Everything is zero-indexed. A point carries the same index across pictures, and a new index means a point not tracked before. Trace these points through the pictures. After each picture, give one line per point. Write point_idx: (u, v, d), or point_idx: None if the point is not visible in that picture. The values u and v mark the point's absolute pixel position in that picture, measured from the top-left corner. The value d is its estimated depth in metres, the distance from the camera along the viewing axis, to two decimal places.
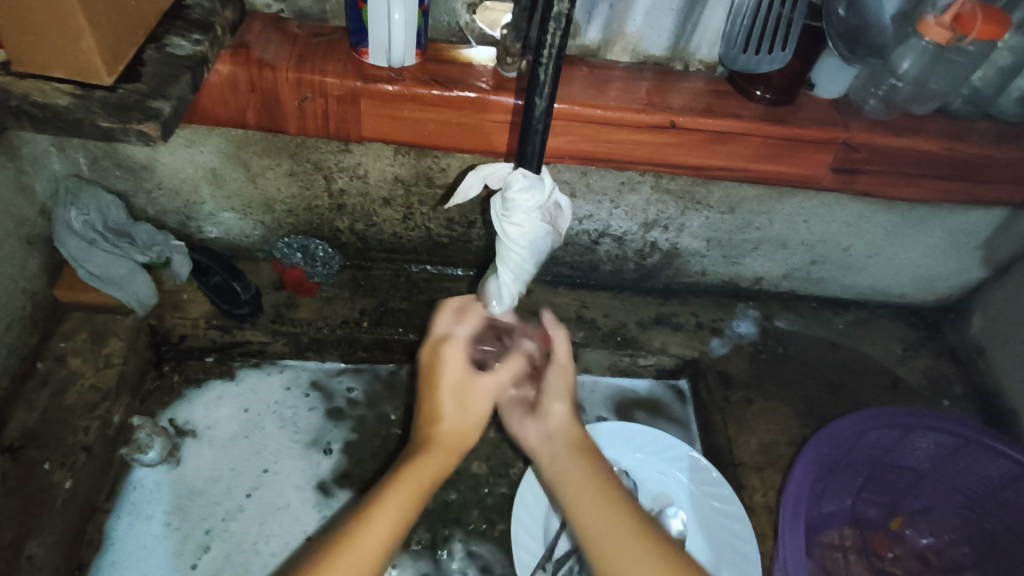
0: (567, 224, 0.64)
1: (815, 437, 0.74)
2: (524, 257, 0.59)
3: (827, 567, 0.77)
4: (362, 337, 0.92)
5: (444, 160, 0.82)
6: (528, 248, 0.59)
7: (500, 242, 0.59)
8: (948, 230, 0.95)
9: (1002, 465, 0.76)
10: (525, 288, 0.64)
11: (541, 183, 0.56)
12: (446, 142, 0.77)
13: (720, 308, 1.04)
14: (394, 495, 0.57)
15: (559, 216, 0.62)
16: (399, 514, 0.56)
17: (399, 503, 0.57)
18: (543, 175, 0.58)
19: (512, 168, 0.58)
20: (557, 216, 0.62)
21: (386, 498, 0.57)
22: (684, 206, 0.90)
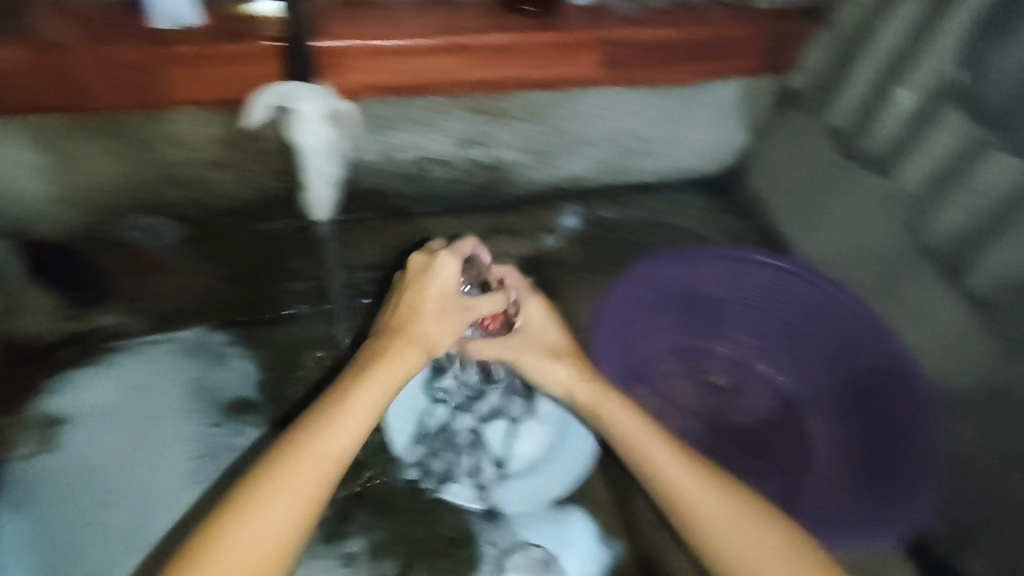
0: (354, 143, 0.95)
1: (618, 283, 0.91)
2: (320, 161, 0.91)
3: (660, 391, 0.95)
4: (222, 297, 1.00)
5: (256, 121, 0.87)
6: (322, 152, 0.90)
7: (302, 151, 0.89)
8: (714, 104, 1.12)
9: (769, 273, 0.95)
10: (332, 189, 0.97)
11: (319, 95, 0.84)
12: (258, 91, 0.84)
13: (550, 210, 1.17)
14: (348, 404, 0.73)
15: (349, 128, 0.92)
16: (350, 424, 0.72)
17: (343, 413, 0.72)
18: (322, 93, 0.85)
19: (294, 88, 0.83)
20: (349, 125, 0.91)
21: (343, 408, 0.72)
22: (492, 120, 1.01)
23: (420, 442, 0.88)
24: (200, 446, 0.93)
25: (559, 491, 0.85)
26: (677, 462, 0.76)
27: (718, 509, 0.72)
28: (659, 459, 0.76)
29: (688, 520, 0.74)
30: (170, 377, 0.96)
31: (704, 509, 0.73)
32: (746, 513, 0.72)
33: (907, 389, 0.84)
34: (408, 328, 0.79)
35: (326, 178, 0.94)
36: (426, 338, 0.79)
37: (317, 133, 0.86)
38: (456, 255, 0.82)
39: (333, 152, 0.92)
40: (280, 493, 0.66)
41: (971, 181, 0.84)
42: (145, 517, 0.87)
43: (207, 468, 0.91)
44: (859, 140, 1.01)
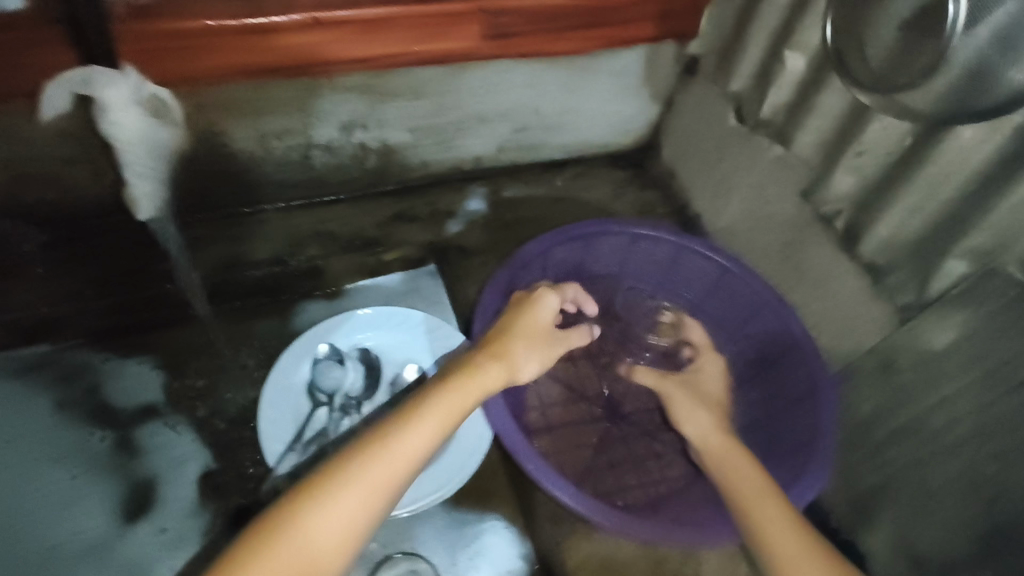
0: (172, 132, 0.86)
1: (506, 267, 0.85)
2: (136, 153, 0.84)
3: (561, 377, 0.91)
4: (92, 304, 0.93)
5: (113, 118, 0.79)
6: (135, 143, 0.83)
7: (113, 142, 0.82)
8: (612, 75, 1.08)
9: (663, 247, 0.92)
10: (153, 184, 0.90)
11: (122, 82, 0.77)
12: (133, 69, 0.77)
13: (452, 192, 1.12)
14: (425, 419, 0.64)
15: (165, 115, 0.84)
16: (420, 440, 0.63)
17: (424, 428, 0.64)
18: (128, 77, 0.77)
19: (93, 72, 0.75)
20: (163, 115, 0.84)
21: (412, 426, 0.63)
22: (372, 101, 0.96)
23: (295, 448, 0.79)
24: (63, 466, 0.85)
25: (442, 493, 0.78)
26: (743, 458, 0.72)
27: (762, 496, 0.68)
28: (748, 484, 0.69)
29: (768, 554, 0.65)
30: (24, 395, 0.88)
31: (748, 493, 0.69)
32: (778, 515, 0.66)
33: (797, 357, 0.82)
34: (512, 342, 0.74)
35: (143, 172, 0.87)
36: (515, 361, 0.73)
37: (125, 121, 0.80)
38: (557, 293, 0.79)
39: (151, 145, 0.85)
40: (331, 511, 0.57)
41: (859, 140, 0.80)
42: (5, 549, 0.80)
43: (74, 488, 0.84)
44: (756, 105, 0.98)
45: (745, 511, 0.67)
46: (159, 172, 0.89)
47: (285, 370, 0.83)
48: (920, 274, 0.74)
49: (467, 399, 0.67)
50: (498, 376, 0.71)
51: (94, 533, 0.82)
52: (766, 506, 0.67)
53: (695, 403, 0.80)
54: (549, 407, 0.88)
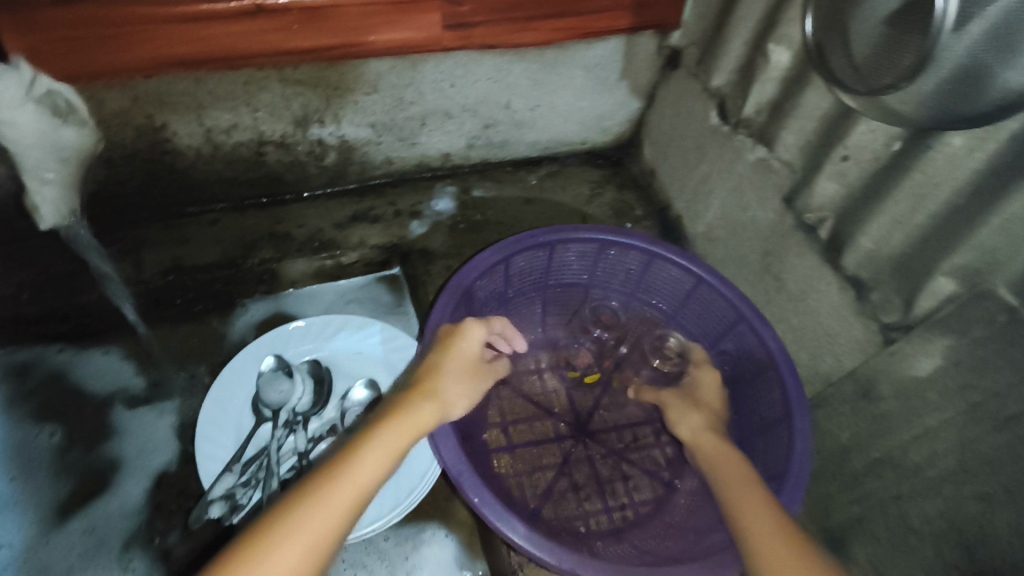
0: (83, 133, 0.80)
1: (463, 274, 0.78)
2: (37, 155, 0.77)
3: (523, 390, 0.86)
4: (27, 311, 0.85)
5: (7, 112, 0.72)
6: (36, 145, 0.77)
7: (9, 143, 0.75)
8: (587, 67, 1.01)
9: (634, 256, 0.85)
10: (56, 191, 0.83)
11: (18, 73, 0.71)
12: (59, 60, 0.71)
13: (418, 192, 1.06)
14: (352, 462, 0.57)
15: (75, 117, 0.78)
16: (349, 483, 0.55)
17: (352, 469, 0.56)
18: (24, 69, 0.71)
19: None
20: (72, 117, 0.78)
21: (338, 469, 0.56)
22: (326, 96, 0.89)
23: (232, 470, 0.71)
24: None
25: (393, 515, 0.72)
26: (741, 466, 0.63)
27: (752, 497, 0.59)
28: (736, 482, 0.61)
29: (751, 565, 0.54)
30: None
31: (736, 493, 0.60)
32: (761, 514, 0.57)
33: (769, 378, 0.77)
34: (447, 379, 0.69)
35: (48, 180, 0.81)
36: (445, 397, 0.67)
37: (21, 119, 0.73)
38: (486, 323, 0.74)
39: (53, 147, 0.79)
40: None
41: (844, 144, 0.74)
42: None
43: (5, 495, 0.77)
44: (737, 103, 0.91)
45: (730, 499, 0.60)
46: (66, 177, 0.83)
47: (227, 382, 0.78)
48: (905, 291, 0.69)
49: (406, 436, 0.61)
50: (435, 413, 0.66)
51: (22, 544, 0.74)
52: (761, 508, 0.58)
53: (685, 403, 0.74)
54: (510, 423, 0.83)
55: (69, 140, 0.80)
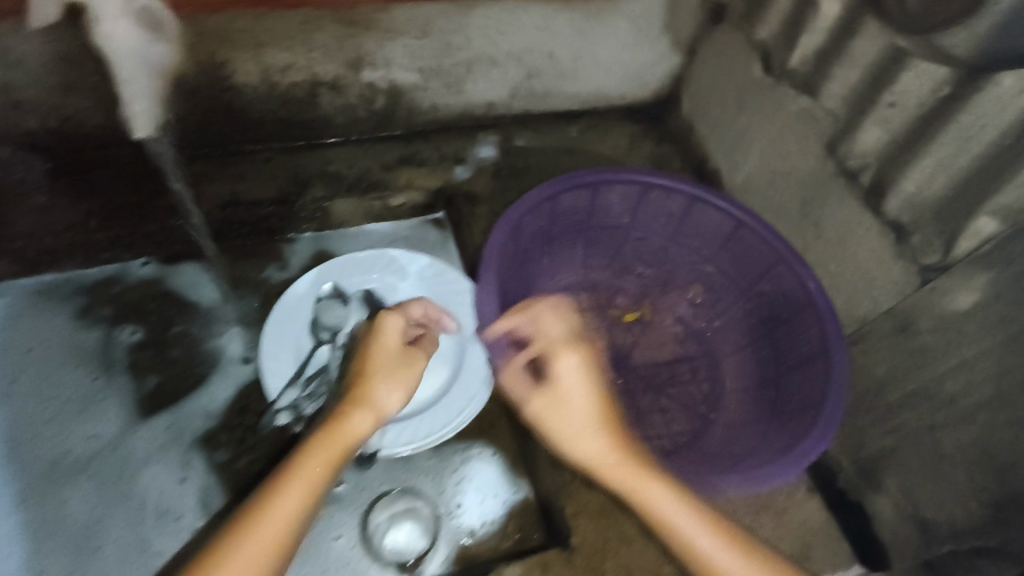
0: (173, 35, 0.82)
1: (515, 209, 0.81)
2: (129, 69, 0.80)
3: None
4: (95, 237, 0.92)
5: (101, 29, 0.75)
6: (126, 58, 0.78)
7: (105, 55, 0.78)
8: (630, 19, 1.03)
9: (676, 199, 0.87)
10: (152, 105, 0.86)
11: None
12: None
13: (462, 138, 1.08)
14: (284, 489, 0.60)
15: (160, 26, 0.80)
16: (281, 510, 0.59)
17: (286, 496, 0.59)
18: None
19: None
20: (157, 27, 0.80)
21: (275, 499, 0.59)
22: (378, 39, 0.92)
23: (296, 384, 0.79)
24: (82, 369, 0.85)
25: (445, 433, 0.78)
26: (667, 487, 0.65)
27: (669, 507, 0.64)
28: (661, 503, 0.65)
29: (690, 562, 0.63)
30: (40, 306, 0.90)
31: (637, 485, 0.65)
32: (698, 526, 0.63)
33: (808, 317, 0.79)
34: (366, 393, 0.67)
35: (135, 86, 0.82)
36: (379, 400, 0.67)
37: (115, 33, 0.75)
38: (395, 317, 0.73)
39: (144, 61, 0.80)
40: None
41: (891, 89, 0.76)
42: (23, 450, 0.80)
43: (91, 390, 0.84)
44: (782, 54, 0.92)
45: (660, 524, 0.64)
46: (152, 89, 0.84)
47: (288, 309, 0.82)
48: (946, 232, 0.71)
49: (323, 468, 0.62)
50: (358, 428, 0.65)
51: (111, 434, 0.82)
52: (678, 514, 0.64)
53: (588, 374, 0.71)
54: None
55: (156, 51, 0.81)
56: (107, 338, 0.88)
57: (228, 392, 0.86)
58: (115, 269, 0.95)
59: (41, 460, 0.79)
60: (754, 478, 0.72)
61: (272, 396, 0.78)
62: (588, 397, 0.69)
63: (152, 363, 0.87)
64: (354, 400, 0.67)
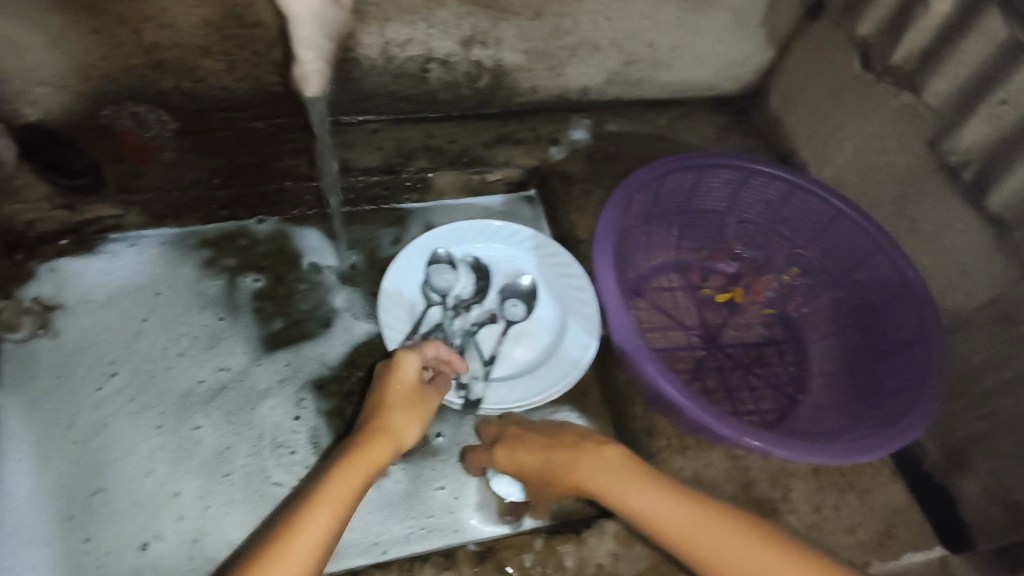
0: None
1: (626, 185, 0.86)
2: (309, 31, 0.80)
3: (658, 303, 0.93)
4: (217, 194, 0.97)
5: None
6: (308, 20, 0.79)
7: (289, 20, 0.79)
8: (732, 11, 1.05)
9: (776, 187, 0.91)
10: (325, 64, 0.86)
11: None
12: None
13: (556, 122, 1.13)
14: (317, 507, 0.60)
15: None
16: (318, 525, 0.59)
17: (320, 511, 0.60)
18: None
19: None
20: None
21: (306, 516, 0.59)
22: (493, 18, 0.95)
23: (415, 339, 0.81)
24: (209, 311, 0.92)
25: (552, 391, 0.80)
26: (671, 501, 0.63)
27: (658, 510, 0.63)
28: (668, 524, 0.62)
29: None
30: (165, 250, 0.96)
31: (642, 505, 0.64)
32: (726, 535, 0.60)
33: (906, 302, 0.82)
34: (382, 421, 0.69)
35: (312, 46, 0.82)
36: (399, 430, 0.69)
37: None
38: (416, 352, 0.73)
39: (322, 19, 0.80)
40: None
41: (1004, 88, 0.78)
42: (158, 381, 0.86)
43: (217, 330, 0.91)
44: (885, 52, 0.94)
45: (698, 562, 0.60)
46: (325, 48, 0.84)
47: (402, 268, 0.86)
48: None
49: (347, 490, 0.62)
50: (376, 456, 0.66)
51: (239, 367, 0.88)
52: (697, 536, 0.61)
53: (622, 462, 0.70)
54: (647, 330, 0.91)
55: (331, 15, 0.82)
56: (230, 284, 0.94)
57: (342, 347, 0.91)
58: (235, 226, 1.00)
59: (175, 391, 0.85)
60: (862, 447, 0.72)
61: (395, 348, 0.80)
62: (576, 434, 0.71)
63: (270, 312, 0.93)
64: (375, 430, 0.68)
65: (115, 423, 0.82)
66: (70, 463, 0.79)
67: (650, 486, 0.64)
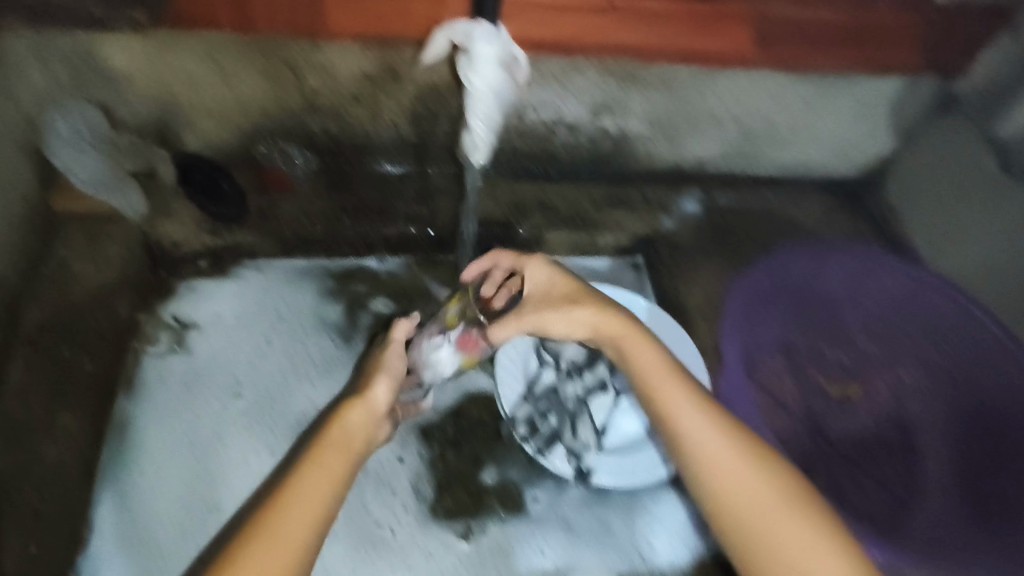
0: (523, 74, 0.82)
1: (745, 271, 0.97)
2: (487, 107, 0.80)
3: (765, 386, 0.93)
4: (345, 232, 1.03)
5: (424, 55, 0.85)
6: (489, 98, 0.78)
7: (470, 96, 0.80)
8: (858, 99, 1.04)
9: (900, 279, 0.89)
10: (494, 133, 0.87)
11: (492, 33, 0.73)
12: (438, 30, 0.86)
13: (666, 188, 1.14)
14: (319, 455, 0.73)
15: (517, 68, 0.84)
16: (327, 465, 0.73)
17: (318, 455, 0.73)
18: (501, 31, 0.78)
19: (468, 26, 0.77)
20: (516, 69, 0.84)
21: (314, 459, 0.73)
22: (625, 85, 0.96)
23: (528, 400, 0.86)
24: (327, 337, 0.98)
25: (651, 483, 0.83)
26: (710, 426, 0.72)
27: (680, 398, 0.73)
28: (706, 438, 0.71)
29: (760, 545, 0.67)
30: (291, 277, 1.02)
31: (643, 363, 0.76)
32: (749, 470, 0.70)
33: None
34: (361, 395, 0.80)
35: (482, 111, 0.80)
36: (376, 396, 0.80)
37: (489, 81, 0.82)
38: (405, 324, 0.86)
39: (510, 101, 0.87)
40: None
41: None
42: (276, 403, 0.91)
43: (335, 356, 0.96)
44: None
45: (719, 506, 0.70)
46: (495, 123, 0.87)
47: (518, 324, 0.89)
48: None
49: (337, 461, 0.74)
50: (356, 426, 0.78)
51: None
52: (689, 415, 0.73)
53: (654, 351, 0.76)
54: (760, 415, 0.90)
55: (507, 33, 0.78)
56: (347, 318, 1.00)
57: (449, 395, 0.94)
58: (354, 264, 1.05)
59: (290, 415, 0.90)
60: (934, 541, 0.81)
61: (508, 410, 0.84)
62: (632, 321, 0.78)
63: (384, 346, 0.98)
64: (368, 392, 0.80)
65: (234, 439, 0.88)
66: (188, 476, 0.85)
67: (679, 378, 0.74)
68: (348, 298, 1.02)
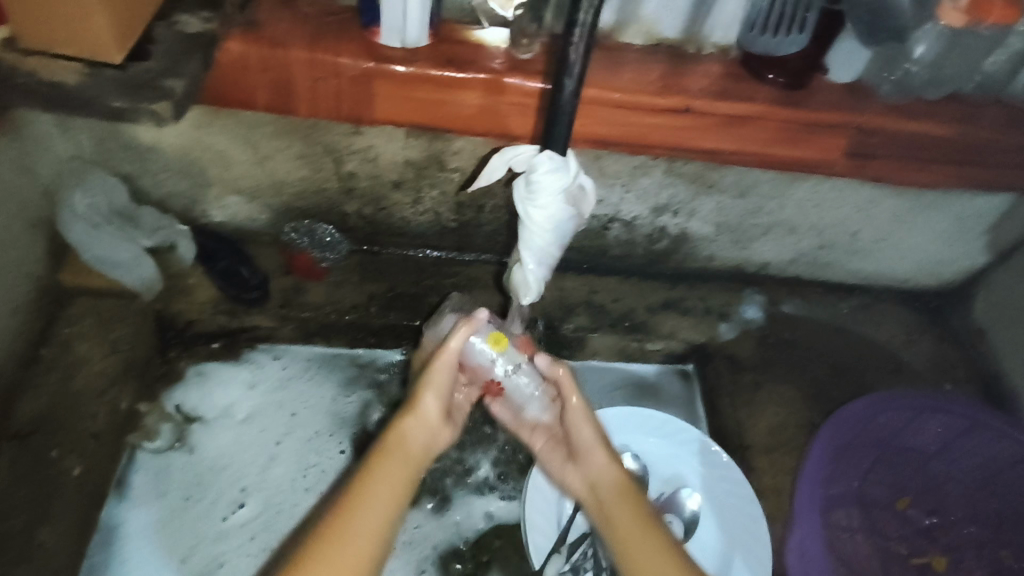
0: (590, 208, 0.63)
1: (840, 410, 0.80)
2: (547, 240, 0.60)
3: (835, 548, 0.79)
4: (372, 322, 0.91)
5: (456, 144, 0.80)
6: (551, 231, 0.60)
7: (523, 226, 0.60)
8: (957, 216, 0.94)
9: (1008, 446, 0.80)
10: (549, 272, 0.64)
11: (566, 166, 0.57)
12: (490, 128, 0.75)
13: (728, 292, 1.03)
14: (380, 472, 0.63)
15: (584, 200, 0.62)
16: (389, 485, 0.62)
17: (385, 476, 0.63)
18: (569, 158, 0.58)
19: (536, 151, 0.59)
20: (581, 200, 0.62)
21: (372, 477, 0.62)
22: (695, 190, 0.89)
23: (561, 553, 0.77)
24: (339, 439, 0.88)
25: None
26: None
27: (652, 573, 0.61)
28: None
29: None
30: (307, 368, 0.93)
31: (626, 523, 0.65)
32: None
33: None
34: (411, 405, 0.69)
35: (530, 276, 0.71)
36: (425, 409, 0.69)
37: (549, 209, 0.58)
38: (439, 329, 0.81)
39: (572, 226, 0.62)
40: None
41: None
42: (281, 519, 0.82)
43: (349, 465, 0.86)
44: None
45: None
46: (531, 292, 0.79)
47: None
48: None
49: (398, 477, 0.63)
50: (416, 438, 0.68)
51: None
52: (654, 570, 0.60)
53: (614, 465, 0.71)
54: None
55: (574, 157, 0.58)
56: (369, 417, 0.89)
57: (473, 523, 0.84)
58: (381, 354, 0.95)
59: (293, 536, 0.81)
60: None
61: (539, 565, 0.76)
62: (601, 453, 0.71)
63: None
64: (419, 404, 0.69)
65: (232, 561, 0.79)
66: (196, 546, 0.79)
67: (648, 536, 0.63)
68: (367, 393, 0.91)
